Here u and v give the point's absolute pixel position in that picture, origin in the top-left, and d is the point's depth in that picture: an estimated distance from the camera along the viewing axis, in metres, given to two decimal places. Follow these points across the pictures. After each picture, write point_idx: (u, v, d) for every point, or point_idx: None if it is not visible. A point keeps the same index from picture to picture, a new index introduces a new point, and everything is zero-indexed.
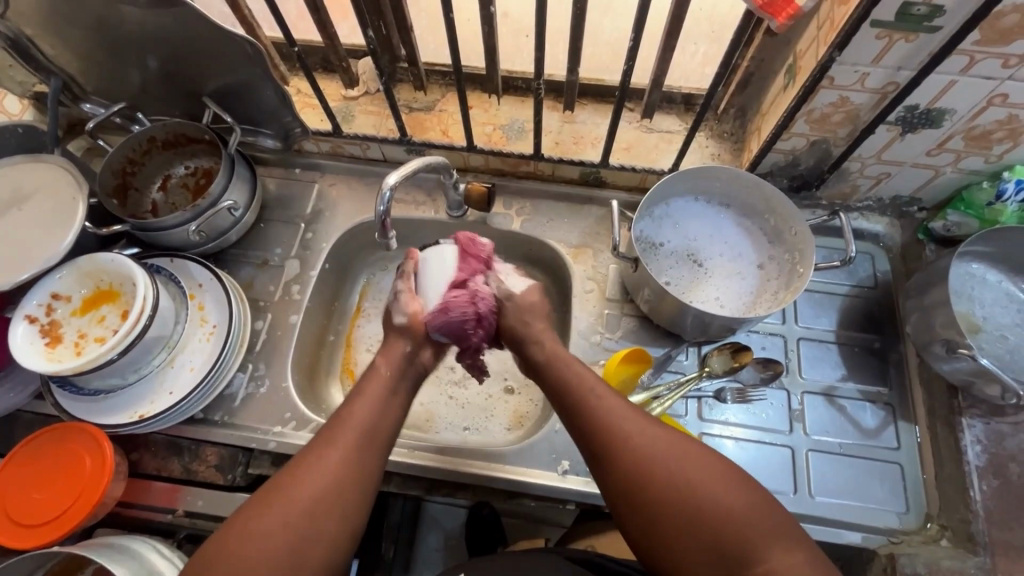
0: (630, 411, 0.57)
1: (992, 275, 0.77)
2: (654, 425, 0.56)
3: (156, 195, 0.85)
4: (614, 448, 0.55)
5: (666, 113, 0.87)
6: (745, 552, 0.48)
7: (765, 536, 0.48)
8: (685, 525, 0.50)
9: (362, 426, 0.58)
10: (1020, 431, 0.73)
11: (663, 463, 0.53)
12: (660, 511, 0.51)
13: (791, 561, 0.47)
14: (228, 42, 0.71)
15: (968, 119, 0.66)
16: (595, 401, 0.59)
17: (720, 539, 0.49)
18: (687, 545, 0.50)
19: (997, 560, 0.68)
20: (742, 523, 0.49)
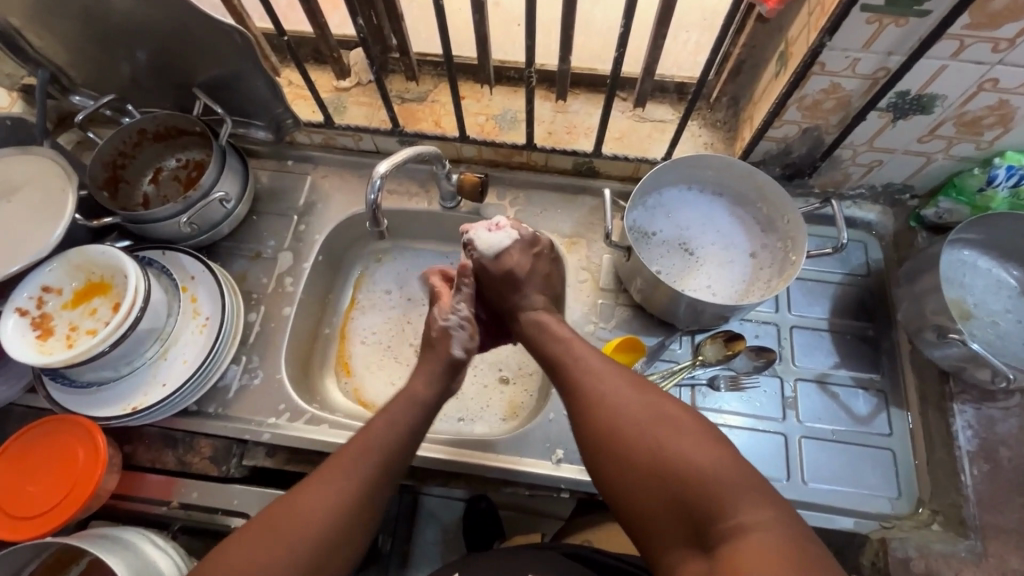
0: (614, 378, 0.58)
1: (982, 262, 0.78)
2: (634, 391, 0.56)
3: (147, 187, 0.85)
4: (588, 414, 0.57)
5: (659, 102, 0.87)
6: (709, 508, 0.46)
7: (729, 492, 0.46)
8: (653, 485, 0.50)
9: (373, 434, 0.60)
10: (1011, 415, 0.74)
11: (634, 424, 0.53)
12: (632, 471, 0.51)
13: (759, 516, 0.45)
14: (216, 32, 0.71)
15: (959, 104, 0.66)
16: (575, 369, 0.61)
17: (685, 498, 0.48)
18: (657, 506, 0.49)
19: (987, 543, 0.68)
20: (708, 479, 0.47)
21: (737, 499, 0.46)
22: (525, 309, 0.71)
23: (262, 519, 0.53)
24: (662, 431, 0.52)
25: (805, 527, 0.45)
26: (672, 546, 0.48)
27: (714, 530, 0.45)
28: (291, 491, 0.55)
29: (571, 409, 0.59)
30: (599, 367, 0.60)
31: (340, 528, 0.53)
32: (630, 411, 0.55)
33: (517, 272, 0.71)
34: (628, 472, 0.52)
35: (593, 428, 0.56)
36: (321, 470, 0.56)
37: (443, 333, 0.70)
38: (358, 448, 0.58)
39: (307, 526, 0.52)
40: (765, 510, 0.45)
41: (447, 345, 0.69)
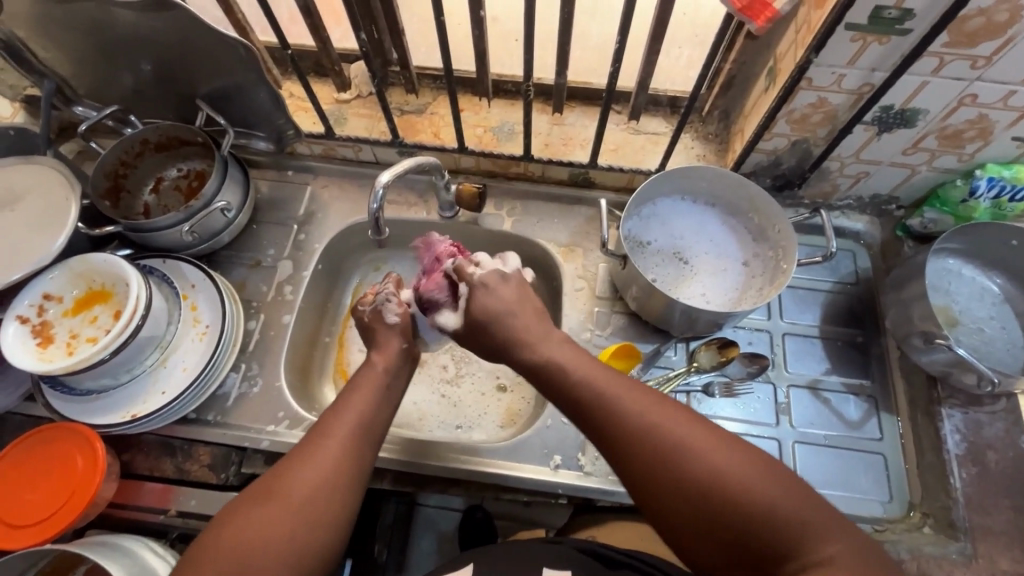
0: (654, 398, 0.53)
1: (967, 270, 0.80)
2: (683, 412, 0.52)
3: (148, 197, 0.86)
4: (636, 438, 0.51)
5: (652, 115, 0.89)
6: (785, 542, 0.44)
7: (806, 526, 0.45)
8: (723, 519, 0.46)
9: (355, 427, 0.59)
10: (997, 420, 0.75)
11: (696, 447, 0.49)
12: (695, 505, 0.47)
13: (839, 548, 0.44)
14: (220, 44, 0.72)
15: (941, 118, 0.69)
16: (608, 387, 0.55)
17: (758, 533, 0.45)
18: (723, 538, 0.46)
19: (977, 545, 0.69)
20: (782, 511, 0.45)
21: (818, 530, 0.44)
22: (523, 347, 0.61)
23: (248, 517, 0.51)
24: (724, 459, 0.48)
25: (872, 546, 0.45)
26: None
27: (789, 565, 0.44)
28: (273, 483, 0.54)
29: (612, 434, 0.53)
30: (633, 389, 0.55)
31: (329, 510, 0.54)
32: (685, 438, 0.50)
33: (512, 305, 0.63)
34: (688, 505, 0.48)
35: (644, 457, 0.50)
36: (306, 460, 0.55)
37: (374, 313, 0.73)
38: (337, 434, 0.58)
39: (311, 528, 0.52)
40: (841, 541, 0.44)
41: (380, 319, 0.72)
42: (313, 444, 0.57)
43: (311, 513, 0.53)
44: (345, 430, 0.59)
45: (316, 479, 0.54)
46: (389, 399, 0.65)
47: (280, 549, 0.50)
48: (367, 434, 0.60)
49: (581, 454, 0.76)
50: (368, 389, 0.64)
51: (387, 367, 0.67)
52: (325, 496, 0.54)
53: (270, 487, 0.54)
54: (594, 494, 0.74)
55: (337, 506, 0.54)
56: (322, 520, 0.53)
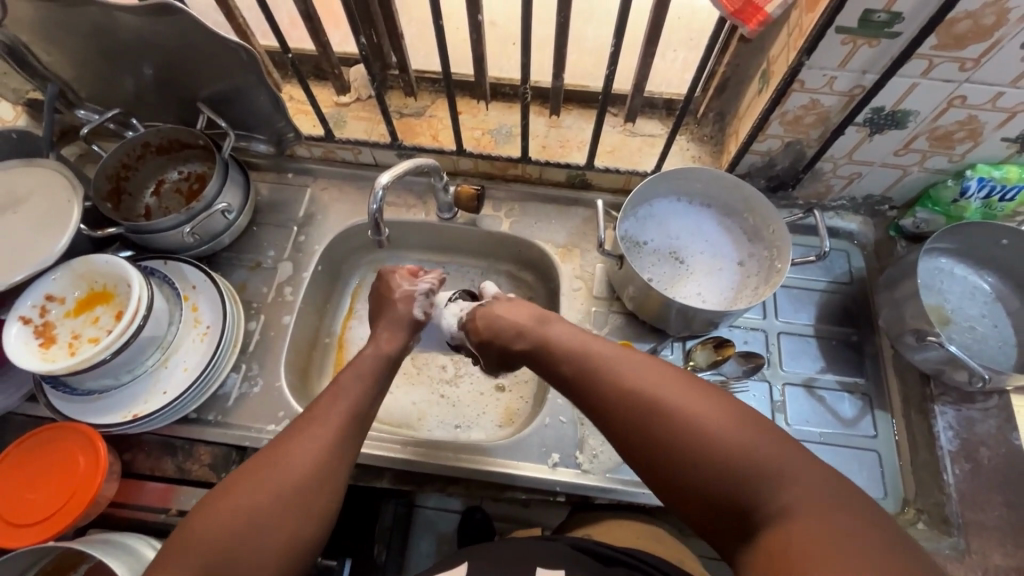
0: (639, 361, 0.55)
1: (959, 269, 0.81)
2: (666, 372, 0.53)
3: (149, 199, 0.87)
4: (617, 399, 0.53)
5: (648, 117, 0.91)
6: (752, 491, 0.44)
7: (772, 472, 0.44)
8: (692, 475, 0.47)
9: (350, 409, 0.60)
10: (989, 416, 0.76)
11: (671, 403, 0.50)
12: (665, 464, 0.48)
13: (812, 494, 0.43)
14: (221, 47, 0.73)
15: (931, 119, 0.70)
16: (597, 355, 0.57)
17: (731, 484, 0.45)
18: (695, 494, 0.47)
19: (970, 540, 0.70)
20: (747, 460, 0.45)
21: (790, 478, 0.44)
22: (521, 337, 0.65)
23: (234, 494, 0.51)
24: (691, 414, 0.48)
25: (846, 488, 0.43)
26: (715, 531, 0.47)
27: (762, 513, 0.43)
28: (259, 461, 0.54)
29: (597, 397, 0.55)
30: (610, 356, 0.56)
31: (314, 484, 0.54)
32: (654, 399, 0.51)
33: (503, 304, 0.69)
34: (666, 462, 0.48)
35: (620, 422, 0.52)
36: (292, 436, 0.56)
37: (405, 296, 0.75)
38: (331, 416, 0.58)
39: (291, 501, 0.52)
40: (816, 489, 0.43)
41: (407, 305, 0.74)
42: (303, 425, 0.58)
43: (298, 491, 0.53)
44: (342, 414, 0.59)
45: (304, 458, 0.54)
46: (380, 386, 0.65)
47: (262, 524, 0.50)
48: (360, 418, 0.60)
49: (579, 452, 0.77)
50: (371, 371, 0.65)
51: (382, 365, 0.67)
52: (311, 474, 0.54)
53: (251, 468, 0.54)
54: (592, 492, 0.75)
55: (323, 484, 0.54)
56: (309, 496, 0.53)
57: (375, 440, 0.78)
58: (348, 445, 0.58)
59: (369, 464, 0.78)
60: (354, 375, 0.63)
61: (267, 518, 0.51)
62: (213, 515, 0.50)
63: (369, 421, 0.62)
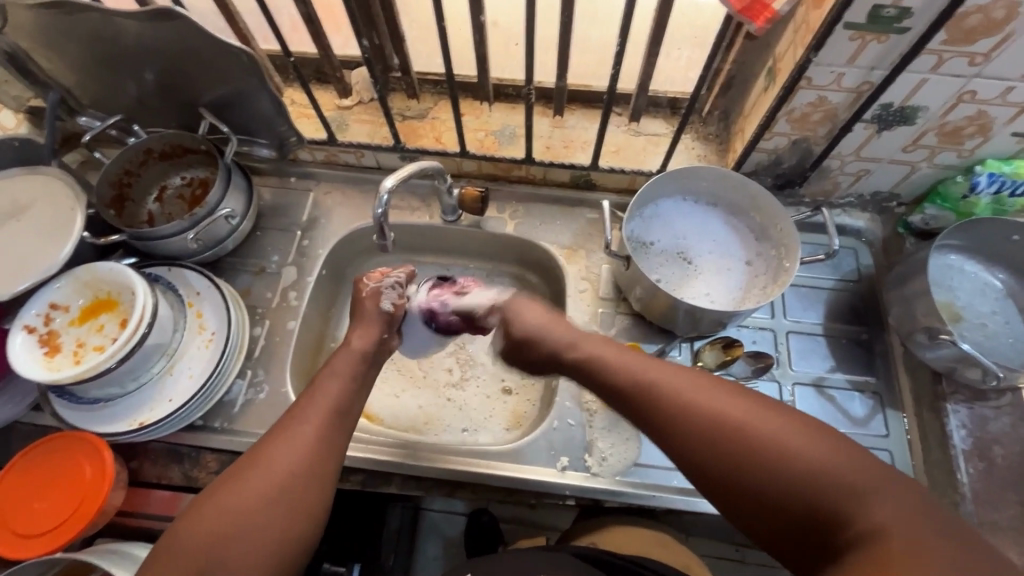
0: (698, 381, 0.53)
1: (969, 266, 0.80)
2: (729, 393, 0.51)
3: (152, 205, 0.86)
4: (681, 422, 0.51)
5: (653, 116, 0.90)
6: (838, 513, 0.43)
7: (860, 488, 0.43)
8: (774, 493, 0.45)
9: (331, 405, 0.60)
10: (1002, 414, 0.75)
11: (740, 424, 0.48)
12: (744, 482, 0.46)
13: (893, 513, 0.41)
14: (222, 52, 0.72)
15: (941, 114, 0.69)
16: (654, 377, 0.55)
17: (811, 506, 0.44)
18: (775, 513, 0.45)
19: (985, 540, 0.69)
20: (834, 475, 0.44)
21: (870, 496, 0.42)
22: (567, 353, 0.65)
23: (216, 497, 0.52)
24: (769, 430, 0.47)
25: (928, 502, 0.42)
26: (797, 555, 0.45)
27: (847, 536, 0.42)
28: (241, 462, 0.55)
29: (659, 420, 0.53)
30: (669, 372, 0.55)
31: (302, 482, 0.54)
32: (728, 415, 0.49)
33: (548, 321, 0.69)
34: (740, 486, 0.46)
35: (690, 441, 0.50)
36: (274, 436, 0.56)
37: (374, 291, 0.74)
38: (312, 413, 0.58)
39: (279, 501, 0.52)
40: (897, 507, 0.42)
41: (375, 301, 0.73)
42: (284, 426, 0.58)
43: (281, 491, 0.53)
44: (322, 411, 0.59)
45: (285, 459, 0.54)
46: (360, 384, 0.65)
47: (248, 524, 0.50)
48: (342, 413, 0.60)
49: (588, 455, 0.76)
50: (347, 364, 0.65)
51: (365, 356, 0.67)
52: (296, 473, 0.54)
53: (231, 472, 0.54)
54: (603, 495, 0.74)
55: (312, 481, 0.55)
56: (298, 494, 0.53)
57: (383, 445, 0.77)
58: (331, 442, 0.58)
59: (376, 469, 0.77)
60: (332, 373, 0.63)
61: (251, 518, 0.51)
62: (194, 518, 0.51)
63: (353, 417, 0.62)
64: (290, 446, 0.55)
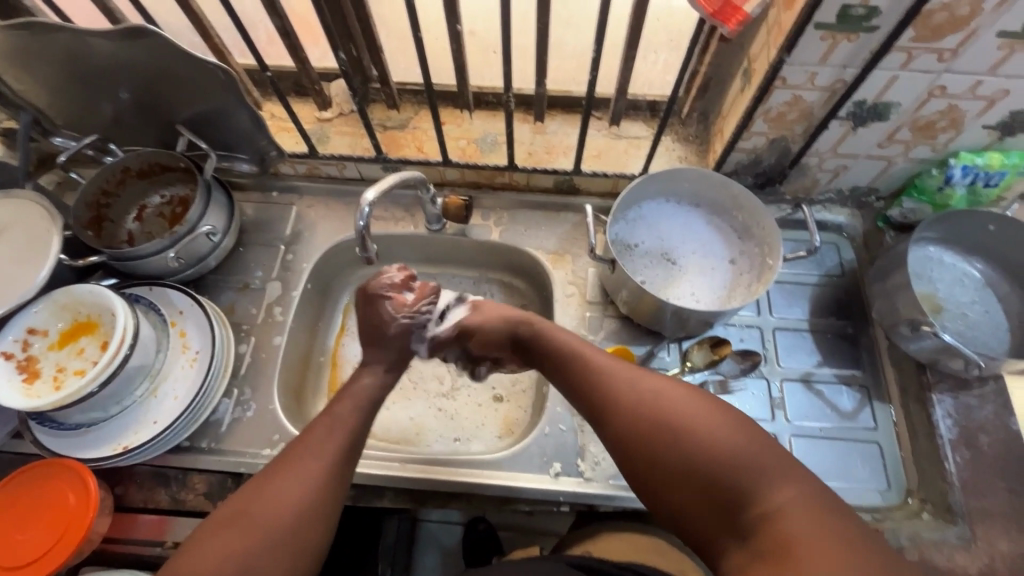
0: (629, 368, 0.56)
1: (948, 257, 0.82)
2: (655, 379, 0.54)
3: (131, 225, 0.85)
4: (608, 402, 0.54)
5: (633, 119, 0.90)
6: (741, 492, 0.45)
7: (756, 471, 0.45)
8: (681, 467, 0.47)
9: (346, 439, 0.58)
10: (986, 402, 0.76)
11: (658, 405, 0.51)
12: (659, 459, 0.49)
13: (793, 497, 0.43)
14: (198, 68, 0.72)
15: (913, 110, 0.70)
16: (589, 361, 0.58)
17: (716, 483, 0.46)
18: (681, 489, 0.47)
19: (976, 529, 0.69)
20: (733, 460, 0.46)
21: (771, 480, 0.45)
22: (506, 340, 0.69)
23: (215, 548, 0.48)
24: (682, 412, 0.50)
25: (827, 490, 0.45)
26: (701, 531, 0.47)
27: (747, 515, 0.44)
28: (238, 508, 0.51)
29: (590, 398, 0.56)
30: (606, 359, 0.58)
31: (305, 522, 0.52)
32: (644, 401, 0.52)
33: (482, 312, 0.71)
34: (654, 462, 0.49)
35: (610, 420, 0.53)
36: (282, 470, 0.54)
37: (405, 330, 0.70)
38: (326, 447, 0.57)
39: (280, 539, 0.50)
40: (798, 493, 0.44)
41: (405, 340, 0.70)
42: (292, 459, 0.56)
43: (287, 536, 0.51)
44: (337, 444, 0.57)
45: (292, 496, 0.52)
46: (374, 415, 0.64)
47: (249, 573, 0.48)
48: (354, 449, 0.59)
49: (581, 460, 0.76)
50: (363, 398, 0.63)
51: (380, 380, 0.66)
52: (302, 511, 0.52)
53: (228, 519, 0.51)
54: (596, 500, 0.74)
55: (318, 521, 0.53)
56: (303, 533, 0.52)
57: (373, 458, 0.76)
58: (341, 476, 0.57)
59: (367, 483, 0.76)
60: (351, 404, 0.62)
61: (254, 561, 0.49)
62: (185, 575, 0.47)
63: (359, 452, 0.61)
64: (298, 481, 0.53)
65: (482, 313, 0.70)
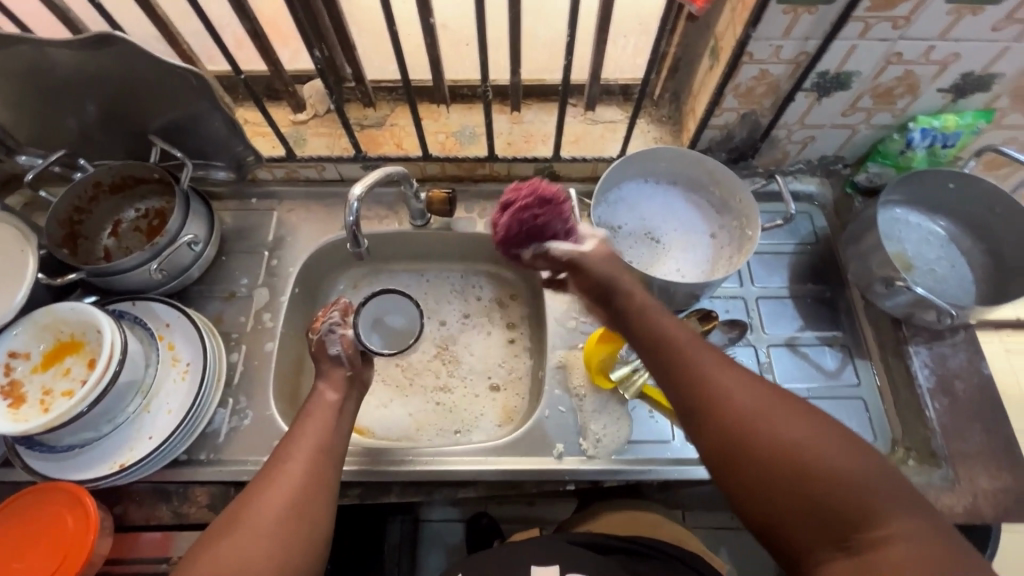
0: (735, 371, 0.52)
1: (914, 217, 0.86)
2: (763, 388, 0.51)
3: (107, 241, 0.83)
4: (714, 403, 0.51)
5: (607, 104, 0.92)
6: (861, 520, 0.43)
7: (879, 501, 0.44)
8: (794, 486, 0.45)
9: (318, 443, 0.60)
10: (959, 350, 0.80)
11: (772, 417, 0.48)
12: (769, 473, 0.47)
13: (912, 528, 0.43)
14: (169, 74, 0.71)
15: (873, 77, 0.74)
16: (687, 355, 0.54)
17: (833, 507, 0.44)
18: (789, 508, 0.46)
19: (959, 469, 0.73)
20: (855, 485, 0.44)
21: (891, 510, 0.43)
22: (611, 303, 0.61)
23: (212, 553, 0.50)
24: (799, 430, 0.47)
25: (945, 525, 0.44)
26: (801, 549, 0.46)
27: (863, 542, 0.43)
28: (229, 517, 0.53)
29: (689, 396, 0.52)
30: (705, 355, 0.54)
31: (287, 527, 0.53)
32: (751, 410, 0.49)
33: (600, 264, 0.62)
34: (763, 475, 0.47)
35: (714, 423, 0.50)
36: (261, 484, 0.56)
37: (318, 340, 0.70)
38: (299, 451, 0.59)
39: (265, 548, 0.51)
40: (920, 524, 0.43)
41: (324, 347, 0.69)
42: (271, 470, 0.57)
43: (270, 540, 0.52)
44: (309, 448, 0.59)
45: (274, 503, 0.54)
46: (346, 419, 0.65)
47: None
48: (330, 450, 0.61)
49: (583, 439, 0.77)
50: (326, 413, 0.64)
51: (337, 392, 0.66)
52: (283, 516, 0.53)
53: (218, 528, 0.52)
54: (601, 476, 0.75)
55: (300, 522, 0.54)
56: (286, 537, 0.53)
57: (378, 455, 0.76)
58: (325, 476, 0.58)
59: (371, 480, 0.76)
60: (315, 411, 0.64)
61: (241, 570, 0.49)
62: None
63: (340, 454, 0.62)
64: (277, 490, 0.55)
65: (591, 251, 0.62)
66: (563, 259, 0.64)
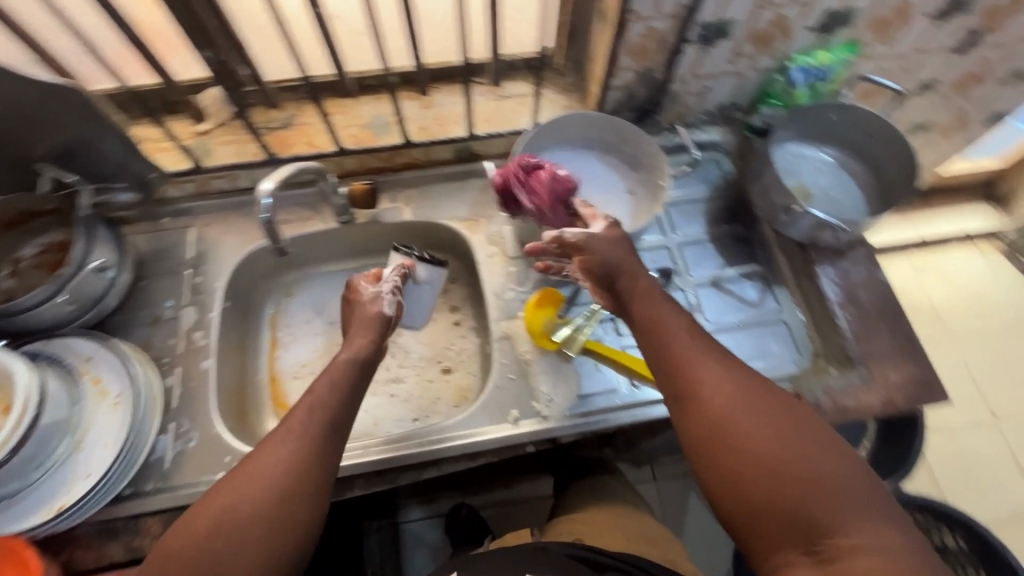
0: (729, 368, 0.56)
1: (807, 151, 0.93)
2: (751, 390, 0.54)
3: (7, 282, 0.78)
4: (703, 396, 0.54)
5: (513, 79, 0.94)
6: (826, 523, 0.47)
7: (845, 506, 0.47)
8: (766, 484, 0.49)
9: (327, 417, 0.58)
10: (859, 264, 0.87)
11: (756, 415, 0.52)
12: (744, 467, 0.50)
13: (872, 535, 0.46)
14: (45, 92, 0.67)
15: (749, 23, 0.79)
16: (683, 349, 0.58)
17: (800, 508, 0.47)
18: (759, 503, 0.49)
19: (872, 369, 0.80)
20: (823, 489, 0.48)
21: (854, 518, 0.47)
22: (618, 287, 0.65)
23: (212, 507, 0.50)
24: (780, 433, 0.51)
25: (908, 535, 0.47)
26: (764, 544, 0.49)
27: (824, 543, 0.46)
28: (233, 473, 0.53)
29: (682, 385, 0.56)
30: (699, 351, 0.58)
31: (280, 497, 0.51)
32: (737, 407, 0.53)
33: (607, 244, 0.66)
34: (739, 468, 0.50)
35: (701, 415, 0.54)
36: (261, 452, 0.54)
37: (375, 298, 0.71)
38: (304, 421, 0.56)
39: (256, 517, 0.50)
40: (883, 533, 0.46)
41: (376, 306, 0.70)
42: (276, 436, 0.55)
43: (262, 511, 0.50)
44: (319, 420, 0.57)
45: (271, 466, 0.53)
46: (355, 397, 0.62)
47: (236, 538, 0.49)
48: (338, 426, 0.58)
49: (535, 401, 0.79)
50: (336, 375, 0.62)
51: (365, 363, 0.65)
52: (276, 483, 0.52)
53: (207, 498, 0.51)
54: (557, 434, 0.77)
55: (292, 495, 0.52)
56: (277, 507, 0.51)
57: None
58: (328, 455, 0.56)
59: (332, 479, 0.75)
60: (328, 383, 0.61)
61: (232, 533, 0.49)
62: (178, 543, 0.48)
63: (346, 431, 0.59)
64: (273, 458, 0.53)
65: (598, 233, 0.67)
66: (572, 241, 0.67)
